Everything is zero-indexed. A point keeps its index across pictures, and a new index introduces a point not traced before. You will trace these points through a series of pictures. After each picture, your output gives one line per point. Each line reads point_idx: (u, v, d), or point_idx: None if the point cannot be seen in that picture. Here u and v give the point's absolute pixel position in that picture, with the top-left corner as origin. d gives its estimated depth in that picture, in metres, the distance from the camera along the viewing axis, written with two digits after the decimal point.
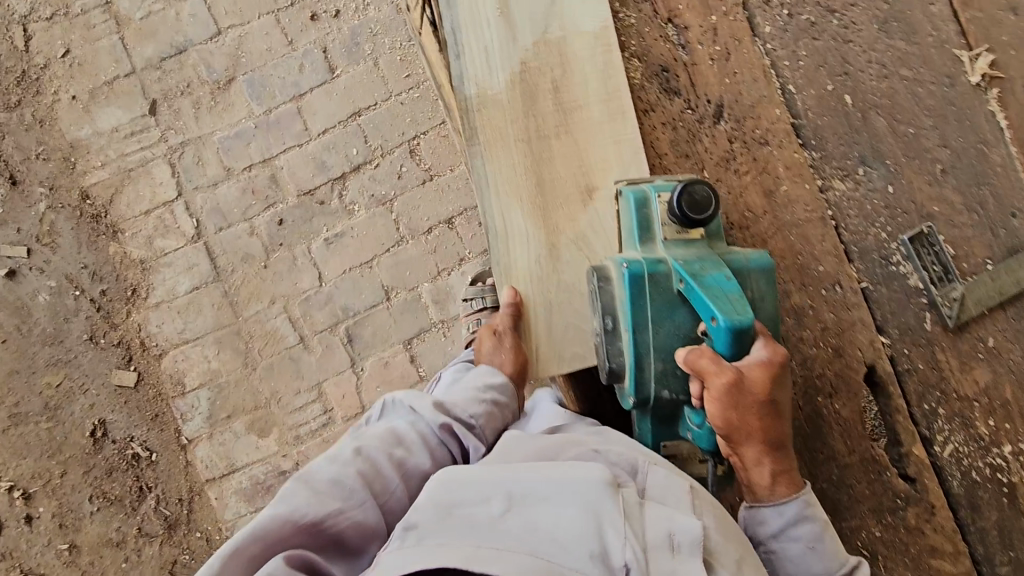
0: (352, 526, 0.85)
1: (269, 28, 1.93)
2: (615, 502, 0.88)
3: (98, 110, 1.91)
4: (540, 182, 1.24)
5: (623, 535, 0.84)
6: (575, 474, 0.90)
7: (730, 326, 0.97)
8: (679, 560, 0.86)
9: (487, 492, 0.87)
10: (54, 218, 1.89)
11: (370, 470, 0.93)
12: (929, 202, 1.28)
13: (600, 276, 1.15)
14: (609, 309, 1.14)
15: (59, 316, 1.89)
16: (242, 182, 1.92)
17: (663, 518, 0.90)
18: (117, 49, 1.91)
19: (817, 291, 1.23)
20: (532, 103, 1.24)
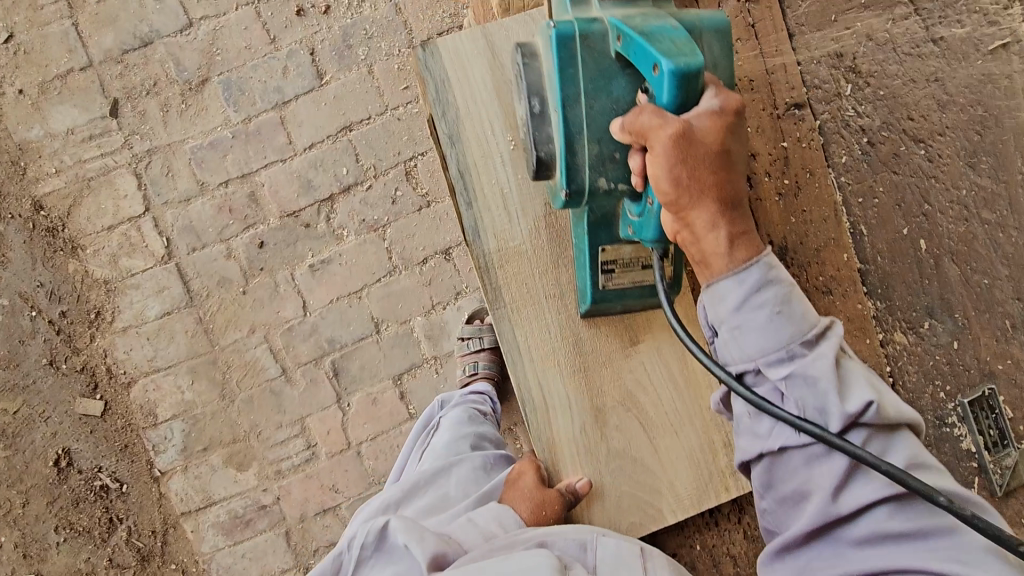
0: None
1: (248, 23, 1.70)
2: None
3: (49, 108, 1.67)
4: (578, 343, 1.10)
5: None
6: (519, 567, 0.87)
7: (675, 68, 0.73)
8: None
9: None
10: (3, 230, 1.69)
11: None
12: (993, 358, 1.24)
13: (524, 53, 0.97)
14: (535, 87, 0.95)
15: (14, 338, 1.73)
16: (217, 198, 1.73)
17: None
18: (70, 37, 1.67)
19: None
20: (562, 252, 1.10)
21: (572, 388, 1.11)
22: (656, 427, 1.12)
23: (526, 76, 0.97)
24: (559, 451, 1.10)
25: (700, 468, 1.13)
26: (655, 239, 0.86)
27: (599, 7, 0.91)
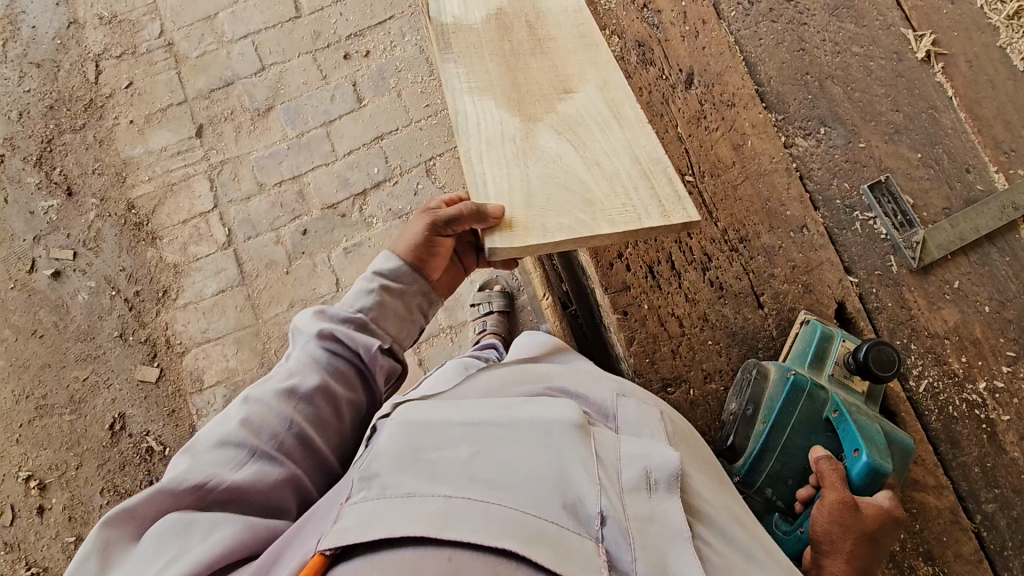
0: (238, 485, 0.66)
1: (306, 66, 2.18)
2: (589, 445, 0.67)
3: (151, 132, 2.14)
4: (514, 83, 0.89)
5: (602, 475, 0.64)
6: (550, 409, 0.69)
7: (871, 462, 0.81)
8: (657, 501, 0.66)
9: (453, 432, 0.64)
10: (101, 225, 2.07)
11: (249, 425, 0.71)
12: (879, 171, 1.06)
13: (757, 368, 0.90)
14: (756, 400, 0.89)
15: (94, 315, 2.02)
16: (272, 196, 2.09)
17: (636, 454, 0.69)
18: (172, 82, 2.17)
19: (785, 233, 1.03)
20: (506, 31, 0.94)
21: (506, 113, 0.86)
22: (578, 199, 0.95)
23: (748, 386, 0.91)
24: (486, 157, 0.82)
25: (635, 188, 0.81)
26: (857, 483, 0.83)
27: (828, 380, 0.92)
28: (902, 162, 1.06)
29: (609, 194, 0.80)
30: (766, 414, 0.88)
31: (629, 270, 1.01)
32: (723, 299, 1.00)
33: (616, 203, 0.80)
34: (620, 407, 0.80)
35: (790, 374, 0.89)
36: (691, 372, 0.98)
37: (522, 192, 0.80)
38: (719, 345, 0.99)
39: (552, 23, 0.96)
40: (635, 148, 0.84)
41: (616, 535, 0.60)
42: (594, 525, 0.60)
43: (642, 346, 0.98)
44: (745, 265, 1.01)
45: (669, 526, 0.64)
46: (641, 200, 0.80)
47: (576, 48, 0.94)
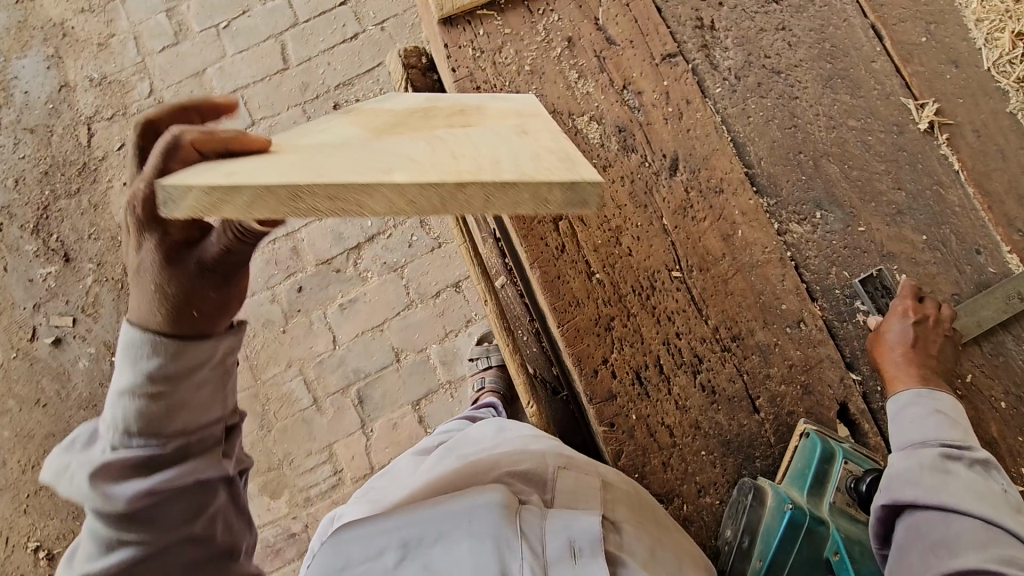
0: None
1: (296, 118, 2.15)
2: (510, 527, 0.79)
3: None
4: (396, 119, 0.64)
5: (520, 553, 0.76)
6: (467, 500, 0.81)
7: None
8: (582, 566, 0.77)
9: (382, 542, 0.79)
10: (98, 290, 2.07)
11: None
12: (881, 257, 0.99)
13: (753, 494, 0.86)
14: (751, 532, 0.86)
15: (95, 381, 2.02)
16: (266, 253, 2.07)
17: (562, 526, 0.81)
18: None
19: (780, 329, 0.96)
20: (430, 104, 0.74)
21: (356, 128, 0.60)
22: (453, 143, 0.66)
23: (743, 514, 0.87)
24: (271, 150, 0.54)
25: (483, 168, 0.44)
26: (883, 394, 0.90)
27: (830, 506, 0.89)
28: (904, 245, 0.99)
29: (444, 157, 0.47)
30: (762, 551, 0.86)
31: (614, 376, 0.95)
32: (716, 404, 0.95)
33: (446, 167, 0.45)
34: (560, 477, 0.92)
35: (789, 508, 0.85)
36: (683, 485, 0.93)
37: (270, 164, 0.47)
38: (712, 455, 0.93)
39: (494, 104, 0.73)
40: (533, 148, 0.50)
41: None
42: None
43: (630, 460, 0.93)
44: (737, 366, 0.95)
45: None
46: (491, 168, 0.45)
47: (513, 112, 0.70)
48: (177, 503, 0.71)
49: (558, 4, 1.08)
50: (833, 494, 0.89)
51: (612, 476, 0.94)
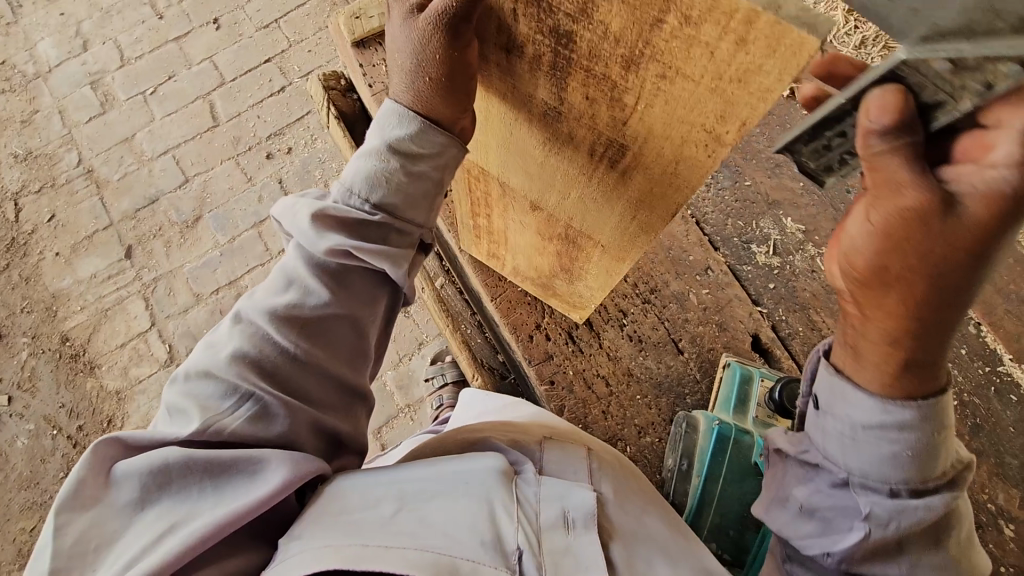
0: (246, 432, 0.59)
1: (230, 170, 2.22)
2: (507, 496, 0.64)
3: (79, 261, 2.11)
4: (551, 132, 0.65)
5: (516, 514, 0.62)
6: (464, 459, 0.66)
7: None
8: (575, 537, 0.63)
9: (374, 492, 0.62)
10: (34, 364, 2.01)
11: (256, 337, 0.63)
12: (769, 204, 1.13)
13: (686, 420, 0.93)
14: (688, 452, 0.91)
15: (36, 459, 1.91)
16: (211, 305, 2.07)
17: (556, 495, 0.66)
18: (96, 208, 2.17)
19: (690, 278, 1.07)
20: (518, 177, 0.78)
21: (539, 103, 0.62)
22: (560, 153, 0.67)
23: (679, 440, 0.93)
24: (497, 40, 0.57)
25: (696, 62, 0.44)
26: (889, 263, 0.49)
27: (754, 421, 0.95)
28: (784, 193, 1.14)
29: (659, 60, 0.46)
30: (697, 468, 0.90)
31: (549, 339, 1.04)
32: (644, 351, 1.03)
33: (696, 56, 0.44)
34: (546, 448, 0.74)
35: (715, 424, 0.91)
36: (624, 429, 0.99)
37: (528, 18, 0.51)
38: (648, 398, 1.00)
39: (569, 203, 0.76)
40: (682, 116, 0.50)
41: (530, 567, 0.59)
42: (511, 561, 0.59)
43: (573, 413, 0.99)
44: (659, 315, 1.05)
45: (587, 562, 0.61)
46: (700, 68, 0.44)
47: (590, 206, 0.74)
48: (356, 267, 0.67)
49: None
50: (755, 411, 0.95)
51: (598, 450, 0.81)
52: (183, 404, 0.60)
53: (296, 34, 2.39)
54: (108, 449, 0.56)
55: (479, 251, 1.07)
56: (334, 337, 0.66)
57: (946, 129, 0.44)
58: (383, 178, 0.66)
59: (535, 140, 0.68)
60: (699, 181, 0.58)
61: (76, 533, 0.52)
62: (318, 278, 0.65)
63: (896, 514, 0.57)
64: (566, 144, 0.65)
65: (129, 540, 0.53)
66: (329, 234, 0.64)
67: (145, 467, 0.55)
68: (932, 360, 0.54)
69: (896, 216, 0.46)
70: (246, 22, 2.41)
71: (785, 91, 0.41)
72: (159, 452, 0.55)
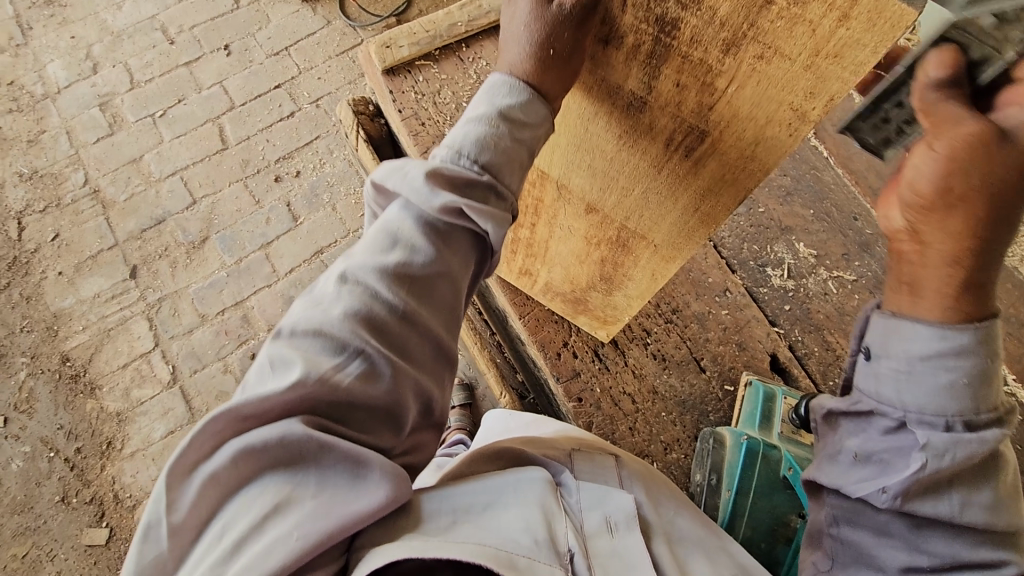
0: (357, 391, 0.57)
1: (238, 193, 2.24)
2: (553, 501, 0.66)
3: (82, 280, 2.10)
4: (627, 125, 0.74)
5: (567, 521, 0.64)
6: (512, 470, 0.66)
7: None
8: (619, 540, 0.67)
9: (427, 502, 0.61)
10: (33, 384, 1.97)
11: (364, 295, 0.61)
12: (783, 229, 1.19)
13: (712, 436, 0.97)
14: (716, 467, 0.95)
15: (30, 482, 1.86)
16: (216, 326, 2.06)
17: (597, 501, 0.70)
18: (101, 227, 2.17)
19: (710, 298, 1.11)
20: (579, 175, 0.86)
21: (621, 97, 0.71)
22: (632, 146, 0.77)
23: (707, 454, 0.97)
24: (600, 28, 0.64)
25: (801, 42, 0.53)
26: (958, 193, 0.55)
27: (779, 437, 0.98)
28: (794, 219, 1.20)
29: (765, 43, 0.55)
30: (727, 482, 0.94)
31: (576, 357, 1.07)
32: (668, 369, 1.06)
33: (797, 34, 0.53)
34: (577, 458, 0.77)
35: (744, 438, 0.96)
36: (651, 444, 1.01)
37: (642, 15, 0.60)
38: (672, 414, 1.03)
39: (627, 197, 0.84)
40: (775, 94, 0.59)
41: (582, 569, 0.61)
42: (564, 561, 0.60)
43: (601, 428, 1.02)
44: (681, 334, 1.08)
45: (635, 562, 0.65)
46: (806, 42, 0.53)
47: (649, 200, 0.82)
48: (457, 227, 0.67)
49: (484, 52, 1.27)
50: (780, 427, 0.99)
51: (625, 459, 0.83)
52: (286, 359, 0.57)
53: (306, 62, 2.44)
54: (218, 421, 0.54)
55: (510, 271, 1.13)
56: (437, 294, 0.66)
57: (987, 87, 0.52)
58: (488, 136, 0.67)
59: (607, 133, 0.77)
60: (776, 160, 0.66)
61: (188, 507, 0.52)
62: (425, 237, 0.65)
63: (951, 445, 0.63)
64: (644, 135, 0.74)
65: (234, 516, 0.52)
66: (437, 193, 0.64)
67: (257, 441, 0.53)
68: (987, 279, 0.61)
69: (953, 147, 0.52)
70: (257, 49, 2.46)
71: (878, 62, 0.51)
72: (277, 426, 0.53)
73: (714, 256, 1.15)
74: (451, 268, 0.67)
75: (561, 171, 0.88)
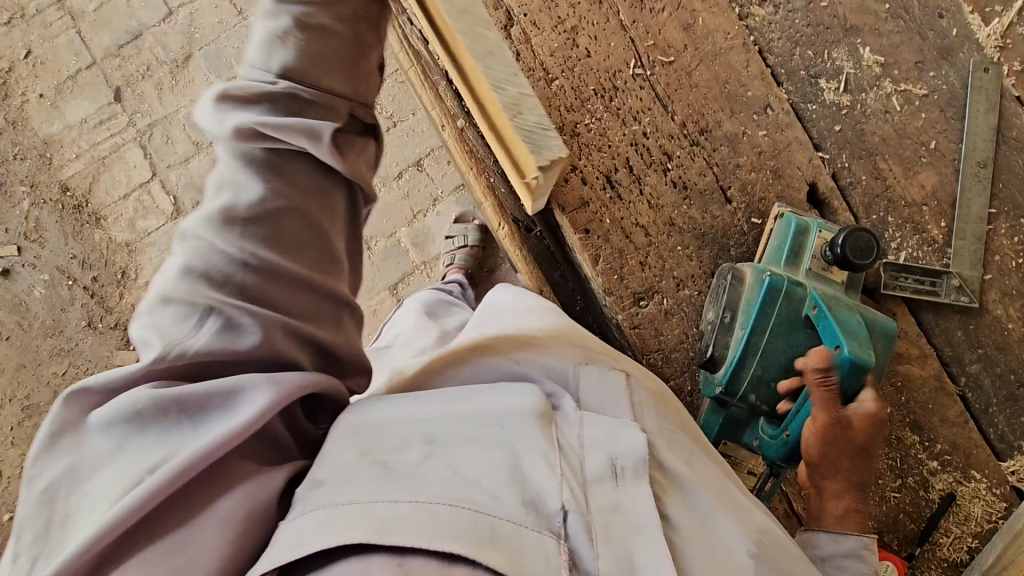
0: (221, 351, 0.46)
1: (217, 2, 1.98)
2: (549, 437, 0.51)
3: (66, 104, 1.96)
4: (452, 58, 0.81)
5: (559, 463, 0.49)
6: (499, 393, 0.54)
7: (853, 357, 0.76)
8: (625, 490, 0.51)
9: (397, 435, 0.50)
10: (38, 214, 1.94)
11: (203, 246, 0.49)
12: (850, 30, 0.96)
13: (732, 272, 0.88)
14: (732, 305, 0.87)
15: (56, 308, 1.92)
16: (211, 154, 1.95)
17: (607, 434, 0.54)
18: (75, 43, 1.97)
19: (748, 117, 0.95)
20: (442, 58, 0.92)
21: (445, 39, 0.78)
22: (455, 73, 0.85)
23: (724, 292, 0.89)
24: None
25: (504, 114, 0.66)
26: None
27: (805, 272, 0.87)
28: (865, 16, 0.96)
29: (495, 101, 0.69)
30: (741, 320, 0.85)
31: (585, 184, 0.93)
32: (688, 199, 0.94)
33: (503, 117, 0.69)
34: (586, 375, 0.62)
35: (766, 275, 0.84)
36: (663, 280, 0.93)
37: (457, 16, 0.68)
38: (688, 249, 0.93)
39: (467, 106, 0.93)
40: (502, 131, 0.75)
41: (577, 532, 0.46)
42: (553, 524, 0.46)
43: (610, 263, 0.93)
44: (708, 160, 0.94)
45: (640, 518, 0.50)
46: (502, 108, 0.67)
47: (477, 119, 0.92)
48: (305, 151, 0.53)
49: None
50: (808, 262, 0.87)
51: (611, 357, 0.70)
52: (140, 337, 0.47)
53: None
54: (75, 409, 0.44)
55: None
56: (292, 235, 0.51)
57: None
58: (282, 32, 0.54)
59: (443, 51, 0.85)
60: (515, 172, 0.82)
61: (47, 485, 0.41)
62: (247, 172, 0.51)
63: None
64: (460, 74, 0.82)
65: (98, 499, 0.40)
66: (231, 114, 0.51)
67: (112, 417, 0.43)
68: None
69: None
70: None
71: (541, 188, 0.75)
72: (128, 397, 0.43)
73: (760, 65, 0.96)
74: (305, 182, 0.53)
75: (434, 38, 0.90)
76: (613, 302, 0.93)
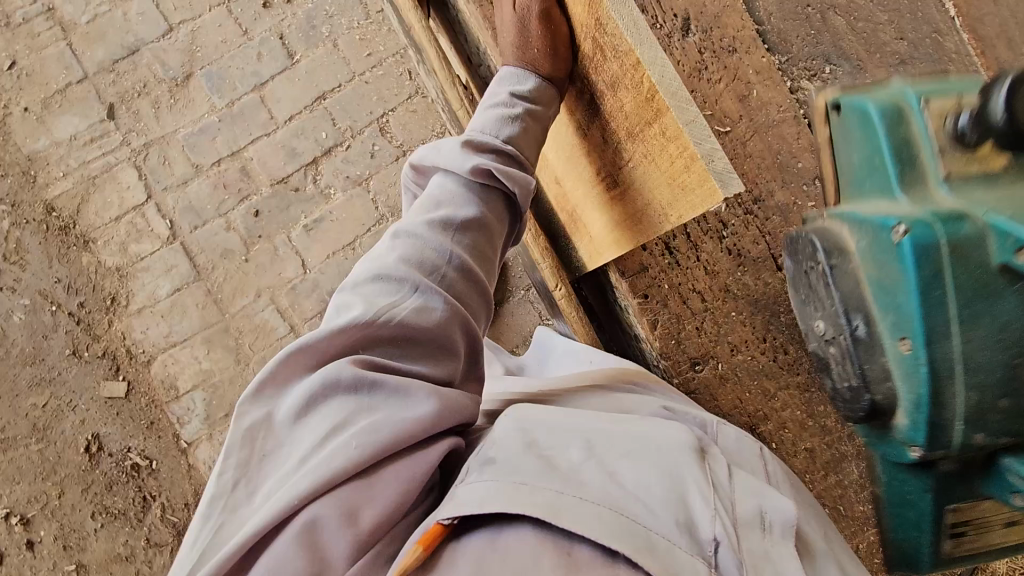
0: (412, 321, 0.64)
1: (221, 21, 1.92)
2: (705, 471, 0.58)
3: (54, 119, 1.86)
4: (584, 143, 0.86)
5: (712, 497, 0.55)
6: (655, 424, 0.63)
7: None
8: (774, 545, 0.57)
9: (562, 437, 0.59)
10: (19, 235, 1.83)
11: (414, 245, 0.70)
12: None
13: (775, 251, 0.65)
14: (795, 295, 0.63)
15: (38, 335, 1.81)
16: (212, 177, 1.88)
17: (754, 490, 0.61)
18: (65, 56, 1.88)
19: (800, 188, 0.93)
20: (561, 147, 0.98)
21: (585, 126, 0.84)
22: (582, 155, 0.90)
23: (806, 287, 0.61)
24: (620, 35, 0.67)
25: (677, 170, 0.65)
26: None
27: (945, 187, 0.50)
28: None
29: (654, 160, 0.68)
30: (888, 329, 0.53)
31: (644, 250, 0.97)
32: (742, 266, 0.95)
33: (666, 153, 0.65)
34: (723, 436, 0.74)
35: (899, 239, 0.49)
36: (717, 346, 0.97)
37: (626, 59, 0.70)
38: (741, 315, 0.96)
39: (581, 188, 0.98)
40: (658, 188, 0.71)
41: (728, 562, 0.52)
42: (705, 550, 0.52)
43: (667, 328, 0.96)
44: (761, 228, 0.95)
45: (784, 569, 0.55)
46: (672, 163, 0.65)
47: (592, 198, 0.95)
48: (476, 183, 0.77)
49: None
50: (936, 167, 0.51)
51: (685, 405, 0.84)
52: (352, 303, 0.66)
53: None
54: (293, 361, 0.61)
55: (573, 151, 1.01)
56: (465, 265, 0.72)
57: None
58: (513, 118, 0.81)
59: (573, 138, 0.91)
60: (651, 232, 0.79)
61: (253, 421, 0.58)
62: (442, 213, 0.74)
63: None
64: (589, 154, 0.87)
65: (309, 434, 0.57)
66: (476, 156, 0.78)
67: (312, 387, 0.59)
68: None
69: None
70: None
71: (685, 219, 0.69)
72: (330, 367, 0.59)
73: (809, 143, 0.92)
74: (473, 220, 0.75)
75: (555, 137, 1.00)
76: (669, 366, 0.97)
